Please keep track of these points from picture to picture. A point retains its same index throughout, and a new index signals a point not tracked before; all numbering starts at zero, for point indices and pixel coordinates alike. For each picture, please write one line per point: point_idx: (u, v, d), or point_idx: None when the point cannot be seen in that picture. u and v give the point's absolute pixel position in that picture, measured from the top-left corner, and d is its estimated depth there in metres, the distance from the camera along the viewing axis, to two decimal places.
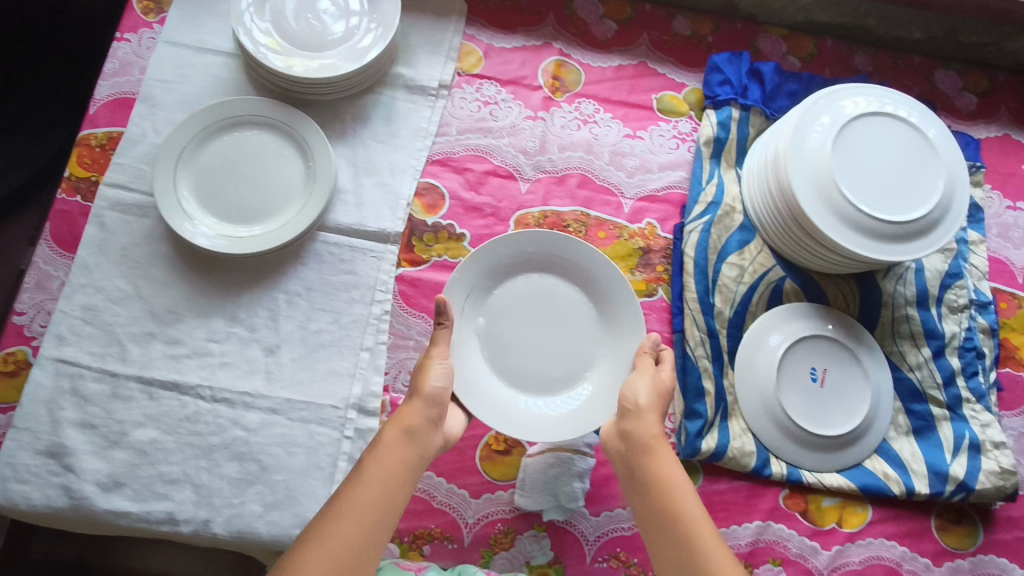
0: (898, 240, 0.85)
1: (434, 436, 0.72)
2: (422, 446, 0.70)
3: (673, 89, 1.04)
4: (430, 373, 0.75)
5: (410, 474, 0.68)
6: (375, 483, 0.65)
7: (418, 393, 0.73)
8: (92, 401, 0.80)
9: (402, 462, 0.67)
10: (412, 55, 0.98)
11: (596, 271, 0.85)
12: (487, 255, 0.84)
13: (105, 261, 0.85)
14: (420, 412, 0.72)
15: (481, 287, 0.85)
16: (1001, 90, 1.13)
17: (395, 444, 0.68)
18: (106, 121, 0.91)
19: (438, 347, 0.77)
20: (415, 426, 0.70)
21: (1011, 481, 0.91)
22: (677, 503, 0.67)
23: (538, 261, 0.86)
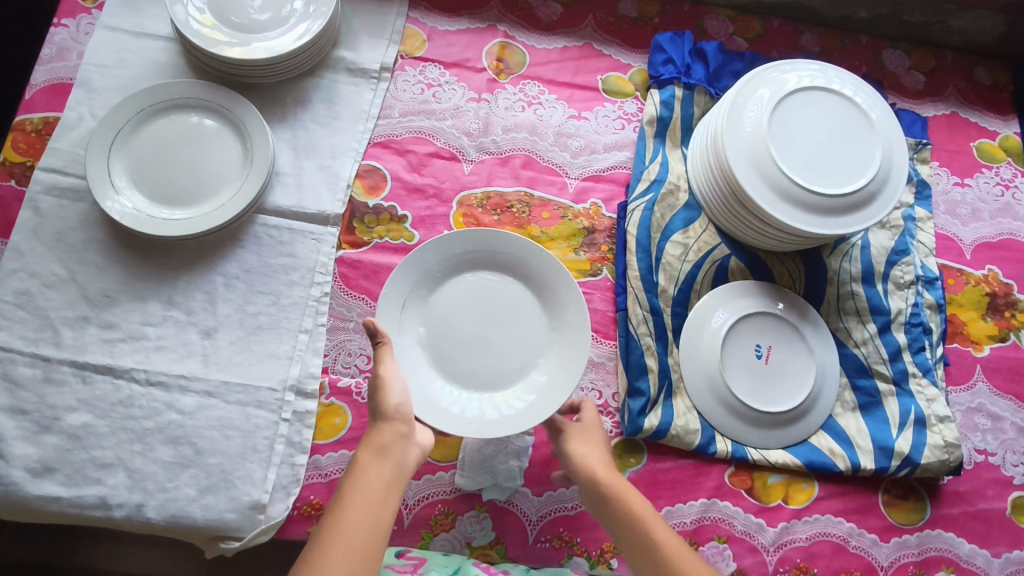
0: (836, 214, 0.85)
1: (408, 450, 0.71)
2: (398, 462, 0.70)
3: (619, 70, 1.05)
4: (388, 390, 0.73)
5: (392, 491, 0.67)
6: (359, 506, 0.64)
7: (381, 412, 0.72)
8: (24, 386, 0.79)
9: (383, 481, 0.67)
10: (354, 39, 0.98)
11: (518, 254, 0.84)
12: (415, 260, 0.82)
13: (40, 246, 0.84)
14: (390, 430, 0.71)
15: (415, 296, 0.84)
16: (948, 69, 1.15)
17: (372, 465, 0.68)
18: (42, 106, 0.90)
19: (384, 364, 0.74)
20: (386, 444, 0.70)
21: (955, 455, 0.90)
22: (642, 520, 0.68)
23: (470, 260, 0.85)
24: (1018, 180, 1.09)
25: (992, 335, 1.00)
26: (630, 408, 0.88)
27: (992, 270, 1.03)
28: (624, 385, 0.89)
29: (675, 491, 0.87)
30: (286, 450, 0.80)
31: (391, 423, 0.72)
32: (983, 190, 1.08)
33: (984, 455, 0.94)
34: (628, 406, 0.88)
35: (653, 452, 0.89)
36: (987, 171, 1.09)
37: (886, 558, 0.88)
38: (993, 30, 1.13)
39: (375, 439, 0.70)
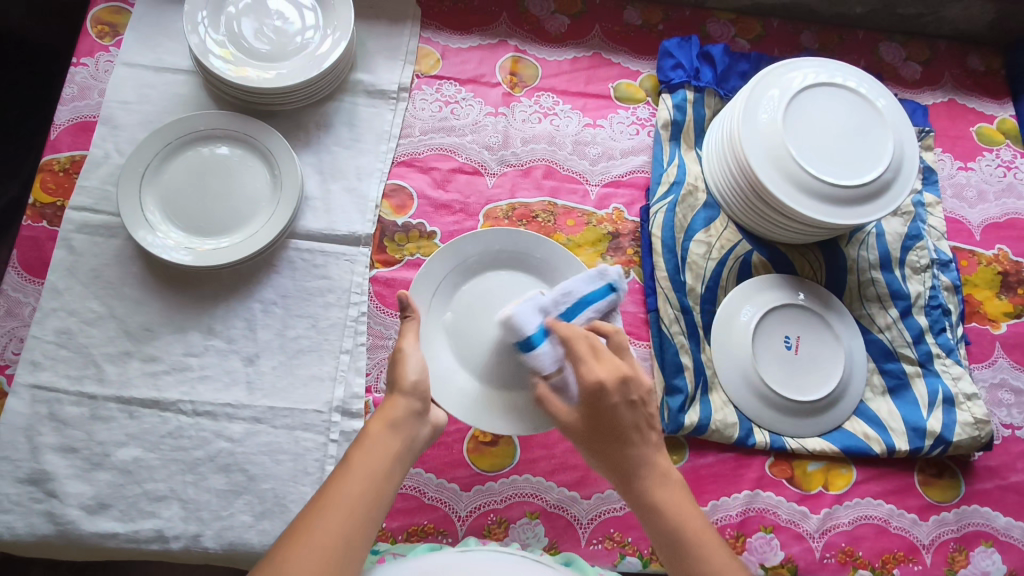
0: (852, 203, 0.88)
1: (419, 428, 0.70)
2: (407, 439, 0.68)
3: (629, 77, 1.08)
4: (406, 364, 0.72)
5: (396, 468, 0.65)
6: (361, 477, 0.62)
7: (399, 386, 0.71)
8: (72, 424, 0.79)
9: (390, 456, 0.65)
10: (370, 61, 1.00)
11: (552, 259, 0.88)
12: (456, 249, 0.86)
13: (76, 284, 0.85)
14: (404, 404, 0.70)
15: (448, 283, 0.86)
16: (942, 58, 1.19)
17: (382, 437, 0.66)
18: (68, 146, 0.91)
19: (407, 338, 0.74)
20: (398, 418, 0.68)
21: (985, 431, 0.92)
22: (675, 509, 0.65)
23: (507, 258, 0.88)
24: (1019, 161, 1.12)
25: (1007, 312, 1.03)
26: (669, 407, 0.89)
27: (1002, 249, 1.06)
28: (661, 383, 0.91)
29: (718, 485, 0.89)
30: None
31: (407, 398, 0.70)
32: (987, 172, 1.11)
33: (1011, 429, 0.97)
34: (667, 404, 0.89)
35: (694, 448, 0.90)
36: (989, 154, 1.12)
37: (927, 536, 0.89)
38: (984, 18, 1.16)
39: (389, 411, 0.69)
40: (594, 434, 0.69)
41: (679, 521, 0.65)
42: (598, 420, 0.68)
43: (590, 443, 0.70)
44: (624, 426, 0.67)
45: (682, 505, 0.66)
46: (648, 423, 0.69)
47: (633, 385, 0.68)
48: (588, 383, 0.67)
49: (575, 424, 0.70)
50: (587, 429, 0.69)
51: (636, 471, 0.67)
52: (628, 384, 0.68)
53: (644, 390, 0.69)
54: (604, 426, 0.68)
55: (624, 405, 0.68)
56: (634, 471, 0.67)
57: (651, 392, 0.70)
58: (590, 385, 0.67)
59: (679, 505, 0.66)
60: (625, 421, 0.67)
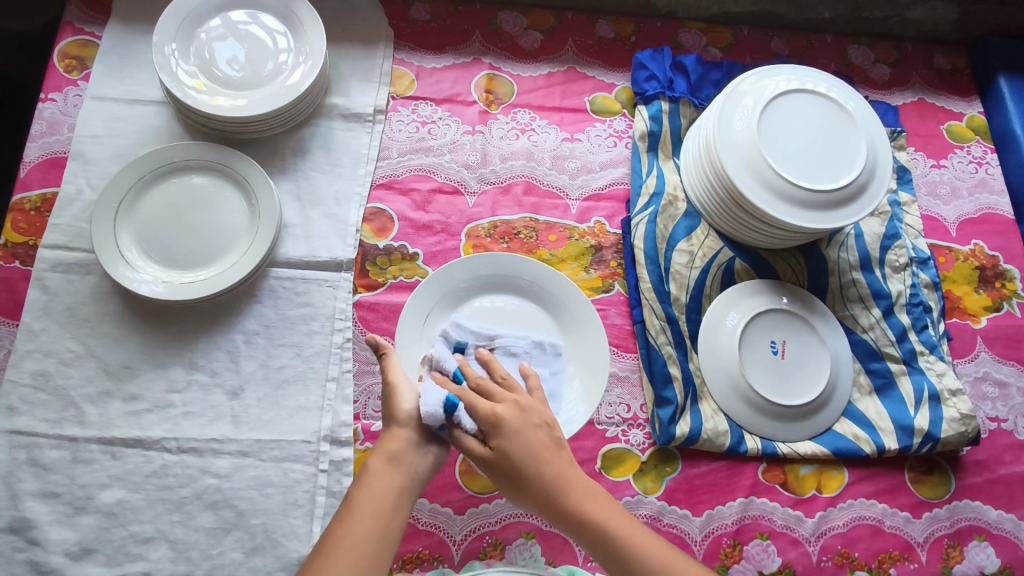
0: (830, 207, 0.88)
1: (422, 457, 0.69)
2: (408, 470, 0.68)
3: (604, 90, 1.08)
4: (398, 398, 0.72)
5: (401, 501, 0.66)
6: (366, 514, 0.63)
7: (394, 418, 0.71)
8: (52, 469, 0.77)
9: (393, 490, 0.66)
10: (345, 85, 1.00)
11: (542, 280, 0.88)
12: (442, 277, 0.86)
13: (53, 324, 0.83)
14: (402, 436, 0.69)
15: (439, 311, 0.86)
16: (910, 58, 1.21)
17: (382, 472, 0.66)
18: (38, 183, 0.89)
19: (392, 372, 0.73)
20: (398, 452, 0.68)
21: (972, 426, 0.93)
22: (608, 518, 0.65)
23: (495, 281, 0.88)
24: (990, 157, 1.14)
25: (987, 306, 1.04)
26: (660, 418, 0.89)
27: (978, 244, 1.07)
28: (651, 395, 0.91)
29: (712, 495, 0.89)
30: (328, 501, 0.80)
31: (404, 429, 0.70)
32: (959, 169, 1.12)
33: (997, 422, 0.97)
34: (657, 416, 0.89)
35: (686, 458, 0.90)
36: (960, 151, 1.14)
37: (921, 534, 0.90)
38: (947, 19, 1.19)
39: (387, 444, 0.69)
40: (509, 467, 0.66)
41: (609, 526, 0.64)
42: (509, 453, 0.66)
43: (506, 474, 0.67)
44: (533, 453, 0.66)
45: (615, 516, 0.66)
46: (558, 445, 0.68)
47: (533, 412, 0.69)
48: (491, 421, 0.67)
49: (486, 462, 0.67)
50: (498, 469, 0.66)
51: (557, 492, 0.65)
52: (530, 412, 0.68)
53: (546, 416, 0.69)
54: (515, 452, 0.66)
55: (530, 431, 0.67)
56: (556, 495, 0.65)
57: (549, 412, 0.70)
58: (492, 421, 0.67)
59: (607, 513, 0.66)
60: (531, 443, 0.66)
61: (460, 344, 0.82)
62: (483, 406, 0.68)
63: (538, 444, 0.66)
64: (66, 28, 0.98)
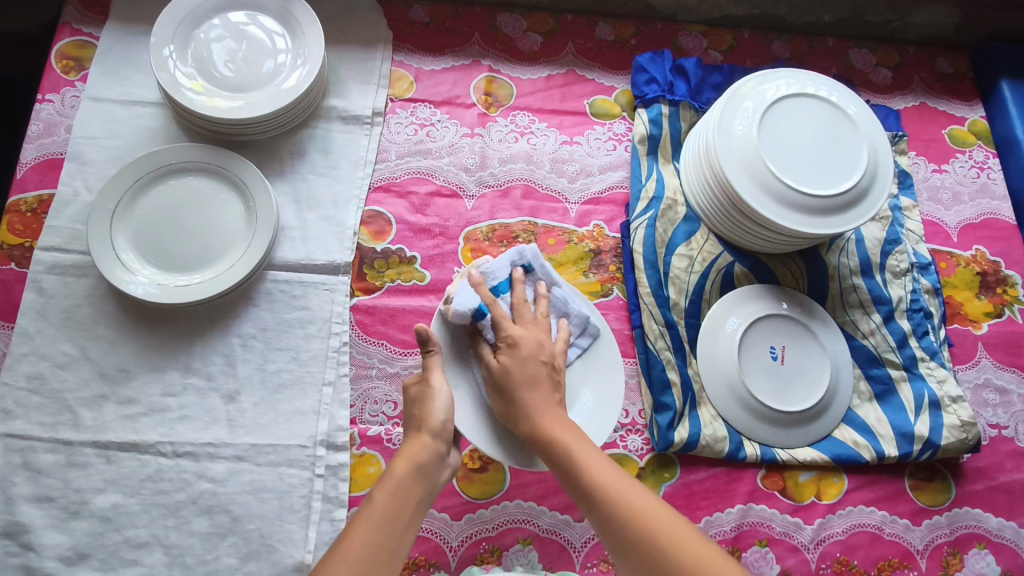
0: (831, 212, 0.88)
1: (441, 471, 0.70)
2: (430, 482, 0.68)
3: (603, 93, 1.08)
4: (433, 402, 0.72)
5: (419, 513, 0.65)
6: (384, 520, 0.62)
7: (428, 425, 0.71)
8: (47, 473, 0.77)
9: (415, 502, 0.65)
10: (344, 87, 1.00)
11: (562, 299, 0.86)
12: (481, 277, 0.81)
13: (48, 327, 0.83)
14: (430, 446, 0.70)
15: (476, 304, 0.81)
16: (911, 62, 1.20)
17: (408, 479, 0.66)
18: (35, 185, 0.89)
19: (435, 373, 0.74)
20: (425, 461, 0.68)
21: (973, 433, 0.92)
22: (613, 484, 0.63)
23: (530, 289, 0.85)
24: (991, 162, 1.13)
25: (988, 312, 1.03)
26: (658, 424, 0.89)
27: (979, 249, 1.07)
28: (649, 401, 0.90)
29: (711, 501, 0.88)
30: (324, 506, 0.79)
31: (434, 439, 0.70)
32: (961, 174, 1.12)
33: (997, 429, 0.97)
34: (656, 422, 0.89)
35: (685, 464, 0.90)
36: (962, 156, 1.13)
37: (921, 541, 0.89)
38: (949, 23, 1.18)
39: (414, 451, 0.69)
40: (514, 404, 0.71)
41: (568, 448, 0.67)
42: (513, 388, 0.72)
43: (517, 420, 0.72)
44: (530, 377, 0.72)
45: (579, 445, 0.68)
46: (552, 381, 0.73)
47: (548, 350, 0.75)
48: (508, 338, 0.74)
49: (489, 372, 0.74)
50: (496, 378, 0.73)
51: (530, 412, 0.71)
52: (543, 347, 0.75)
53: (557, 358, 0.75)
54: (529, 401, 0.71)
55: (537, 362, 0.73)
56: (530, 415, 0.71)
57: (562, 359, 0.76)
58: (510, 339, 0.74)
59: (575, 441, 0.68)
60: (533, 373, 0.72)
61: (528, 266, 0.82)
62: (505, 325, 0.75)
63: (554, 410, 0.71)
64: (64, 28, 0.97)
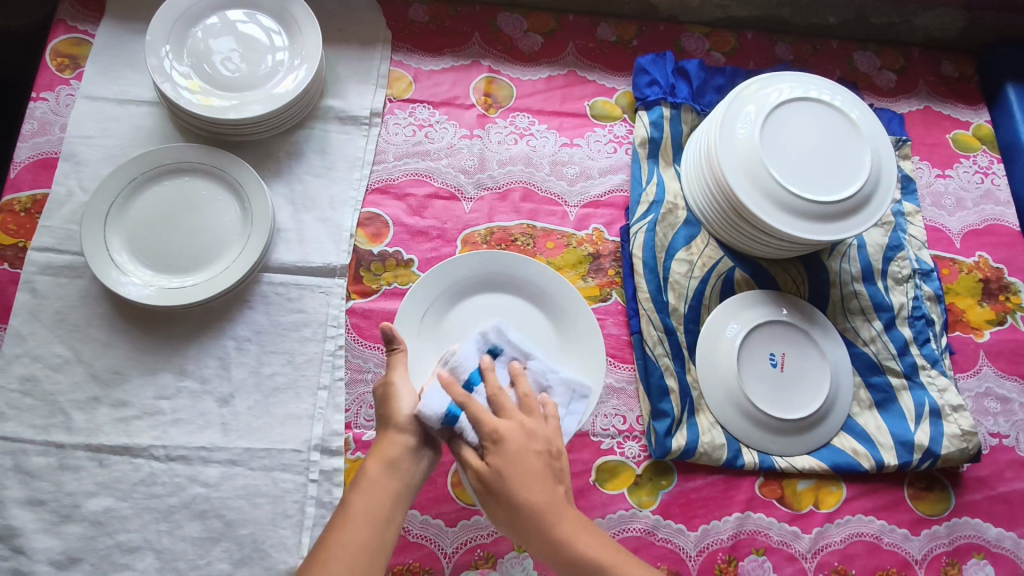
0: (833, 219, 0.87)
1: (418, 464, 0.68)
2: (405, 476, 0.66)
3: (604, 95, 1.07)
4: (398, 401, 0.70)
5: (398, 508, 0.65)
6: (363, 522, 0.62)
7: (394, 422, 0.69)
8: (38, 476, 0.76)
9: (391, 499, 0.64)
10: (341, 87, 0.99)
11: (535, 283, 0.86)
12: (437, 276, 0.84)
13: (41, 328, 0.82)
14: (400, 442, 0.68)
15: (436, 308, 0.84)
16: (917, 65, 1.19)
17: (381, 478, 0.65)
18: (29, 184, 0.88)
19: (397, 371, 0.71)
20: (397, 457, 0.66)
21: (973, 442, 0.91)
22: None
23: (492, 282, 0.86)
24: (995, 167, 1.12)
25: (991, 320, 1.02)
26: (656, 431, 0.88)
27: (983, 256, 1.06)
28: (647, 407, 0.90)
29: (708, 509, 0.87)
30: (317, 512, 0.79)
31: (402, 434, 0.68)
32: (965, 179, 1.11)
33: (998, 439, 0.96)
34: (653, 428, 0.88)
35: (682, 472, 0.89)
36: (966, 161, 1.12)
37: (919, 551, 0.88)
38: (955, 25, 1.17)
39: (384, 449, 0.67)
40: (520, 515, 0.61)
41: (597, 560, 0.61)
42: (517, 497, 0.61)
43: (528, 534, 0.61)
44: (531, 475, 0.62)
45: (599, 548, 0.62)
46: (557, 476, 0.64)
47: (542, 437, 0.65)
48: (493, 434, 0.63)
49: (483, 481, 0.63)
50: (489, 485, 0.62)
51: (550, 523, 0.61)
52: (535, 436, 0.65)
53: (554, 444, 0.66)
54: (539, 507, 0.61)
55: (533, 455, 0.63)
56: (551, 527, 0.61)
57: (559, 442, 0.66)
58: (496, 437, 0.63)
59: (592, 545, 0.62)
60: (538, 473, 0.63)
61: (494, 348, 0.75)
62: (487, 419, 0.64)
63: (569, 515, 0.62)
64: (59, 25, 0.96)
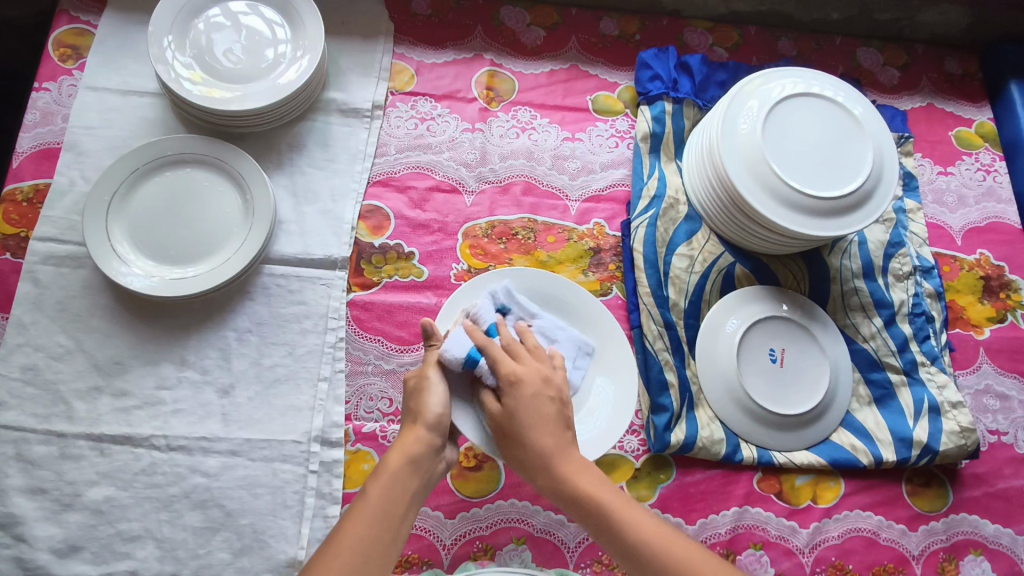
0: (834, 215, 0.87)
1: (436, 465, 0.69)
2: (424, 476, 0.67)
3: (606, 89, 1.07)
4: (430, 396, 0.70)
5: (412, 506, 0.65)
6: (379, 515, 0.61)
7: (423, 418, 0.69)
8: (40, 464, 0.77)
9: (408, 496, 0.64)
10: (343, 79, 0.99)
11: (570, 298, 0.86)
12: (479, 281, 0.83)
13: (43, 318, 0.82)
14: (424, 439, 0.68)
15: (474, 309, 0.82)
16: (920, 62, 1.19)
17: (401, 474, 0.65)
18: (31, 174, 0.88)
19: (433, 367, 0.72)
20: (418, 454, 0.67)
21: (972, 439, 0.91)
22: (654, 536, 0.61)
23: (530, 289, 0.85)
24: (998, 164, 1.12)
25: (991, 317, 1.02)
26: (655, 425, 0.88)
27: (984, 253, 1.06)
28: (646, 402, 0.90)
29: (707, 503, 0.88)
30: (317, 502, 0.79)
31: (428, 432, 0.69)
32: (967, 176, 1.10)
33: (997, 436, 0.96)
34: (652, 422, 0.88)
35: (681, 466, 0.89)
36: (968, 158, 1.12)
37: (916, 547, 0.89)
38: (959, 22, 1.16)
39: (408, 445, 0.67)
40: (528, 453, 0.66)
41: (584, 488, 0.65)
42: (524, 431, 0.67)
43: (529, 465, 0.67)
44: (541, 418, 0.67)
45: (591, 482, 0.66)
46: (564, 420, 0.69)
47: (553, 383, 0.70)
48: (508, 377, 0.68)
49: (496, 419, 0.69)
50: (502, 424, 0.68)
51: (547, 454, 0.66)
52: (549, 381, 0.70)
53: (563, 391, 0.70)
54: (545, 449, 0.66)
55: (545, 399, 0.68)
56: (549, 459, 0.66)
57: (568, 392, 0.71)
58: (512, 379, 0.68)
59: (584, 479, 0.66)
60: (546, 414, 0.67)
61: (503, 307, 0.81)
62: (505, 364, 0.69)
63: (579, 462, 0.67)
64: (61, 16, 0.96)
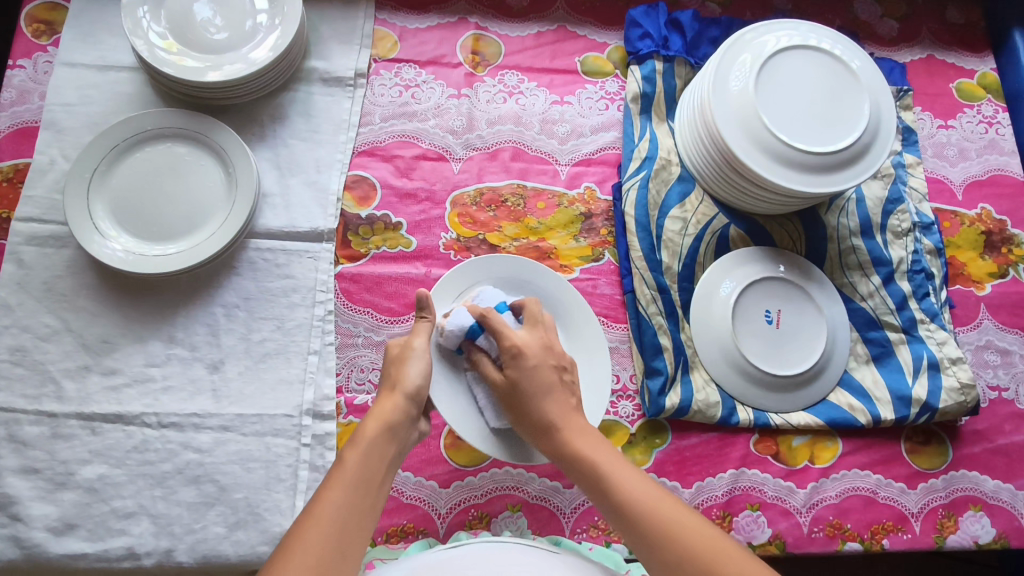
0: (829, 171, 0.85)
1: (410, 433, 0.69)
2: (400, 442, 0.67)
3: (595, 50, 1.04)
4: (410, 365, 0.71)
5: (389, 472, 0.65)
6: (358, 481, 0.61)
7: (404, 385, 0.69)
8: (32, 444, 0.77)
9: (386, 463, 0.65)
10: (324, 48, 0.96)
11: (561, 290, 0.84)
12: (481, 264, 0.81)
13: (28, 299, 0.82)
14: (403, 407, 0.68)
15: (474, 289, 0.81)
16: (920, 12, 1.15)
17: (379, 442, 0.65)
18: (10, 153, 0.87)
19: (421, 337, 0.73)
20: (396, 422, 0.67)
21: (971, 396, 0.90)
22: (642, 497, 0.62)
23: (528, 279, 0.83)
24: (1000, 116, 1.09)
25: (993, 273, 1.00)
26: (650, 389, 0.87)
27: (985, 208, 1.03)
28: (640, 366, 0.89)
29: (702, 467, 0.87)
30: (311, 475, 0.79)
31: (406, 400, 0.69)
32: (968, 129, 1.07)
33: (998, 392, 0.95)
34: (647, 387, 0.87)
35: (676, 430, 0.89)
36: (969, 110, 1.09)
37: (915, 504, 0.88)
38: None
39: (385, 411, 0.67)
40: (536, 419, 0.70)
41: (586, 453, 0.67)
42: (528, 400, 0.70)
43: (535, 430, 0.70)
44: (544, 386, 0.70)
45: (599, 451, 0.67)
46: (568, 388, 0.72)
47: (554, 352, 0.74)
48: (510, 349, 0.71)
49: (499, 387, 0.71)
50: (507, 395, 0.71)
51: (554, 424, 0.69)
52: (551, 351, 0.73)
53: (564, 359, 0.74)
54: (577, 447, 0.68)
55: (548, 369, 0.71)
56: (553, 427, 0.69)
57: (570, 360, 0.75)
58: (514, 351, 0.71)
59: (595, 447, 0.68)
60: (549, 380, 0.71)
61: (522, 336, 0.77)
62: (507, 335, 0.72)
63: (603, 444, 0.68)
64: None
